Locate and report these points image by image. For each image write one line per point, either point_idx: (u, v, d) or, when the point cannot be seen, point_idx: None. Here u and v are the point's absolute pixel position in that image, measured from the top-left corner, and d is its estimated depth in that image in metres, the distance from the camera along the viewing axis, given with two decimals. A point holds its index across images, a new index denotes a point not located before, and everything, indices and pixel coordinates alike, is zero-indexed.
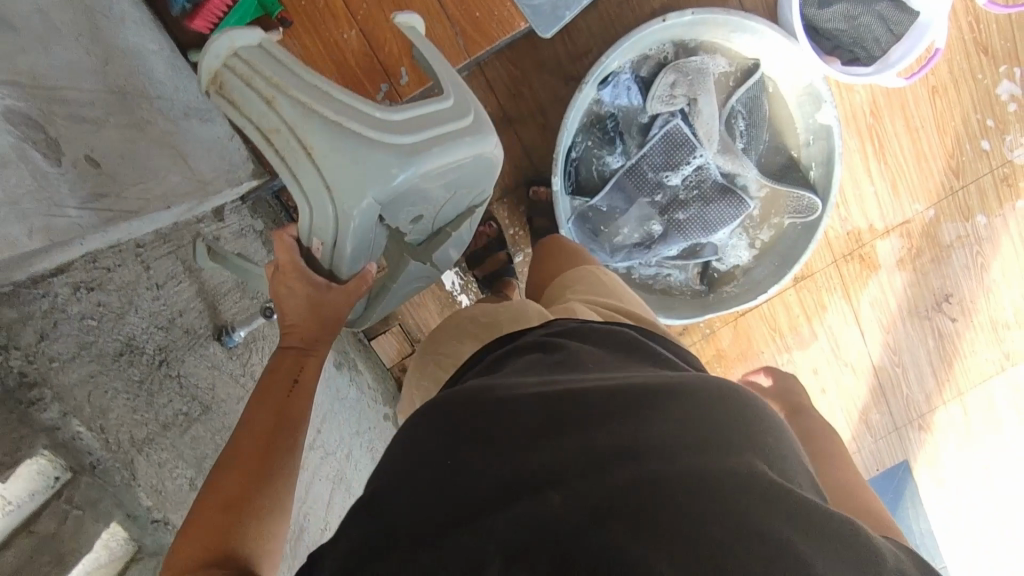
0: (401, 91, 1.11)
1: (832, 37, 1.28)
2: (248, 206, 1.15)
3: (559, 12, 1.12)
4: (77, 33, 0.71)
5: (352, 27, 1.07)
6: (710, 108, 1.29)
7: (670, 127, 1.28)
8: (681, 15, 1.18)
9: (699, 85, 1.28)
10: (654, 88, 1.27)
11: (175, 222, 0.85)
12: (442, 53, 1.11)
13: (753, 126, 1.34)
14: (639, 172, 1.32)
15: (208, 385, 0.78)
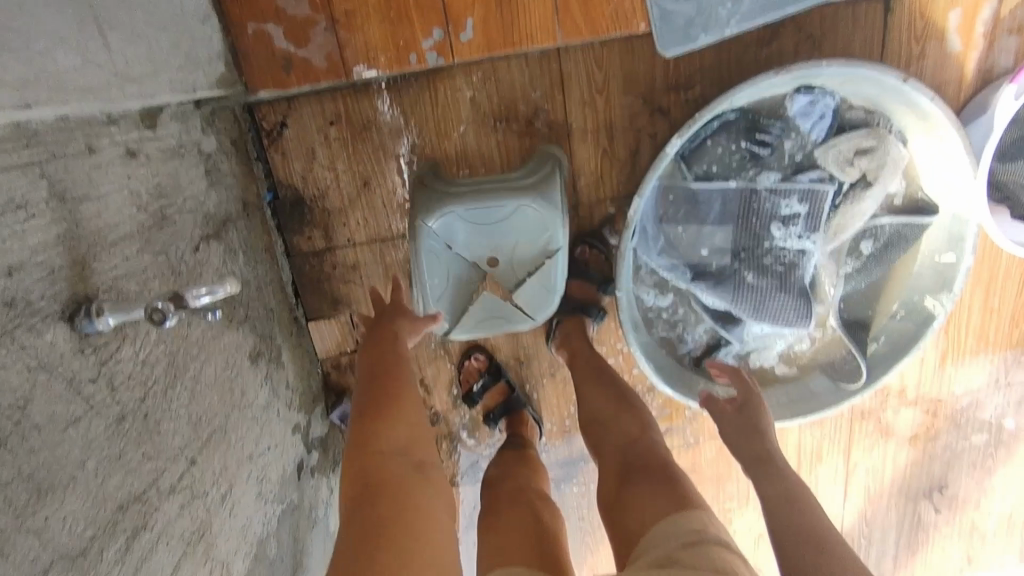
0: (456, 49, 0.82)
1: (1009, 191, 1.13)
2: (201, 116, 0.83)
3: (693, 32, 0.82)
4: None
5: None
6: (870, 203, 1.08)
7: (819, 188, 1.05)
8: (923, 92, 0.95)
9: (883, 172, 1.06)
10: (840, 138, 1.04)
11: (59, 118, 0.55)
12: (527, 22, 0.82)
13: (874, 256, 1.14)
14: (754, 203, 1.08)
15: (16, 400, 0.47)
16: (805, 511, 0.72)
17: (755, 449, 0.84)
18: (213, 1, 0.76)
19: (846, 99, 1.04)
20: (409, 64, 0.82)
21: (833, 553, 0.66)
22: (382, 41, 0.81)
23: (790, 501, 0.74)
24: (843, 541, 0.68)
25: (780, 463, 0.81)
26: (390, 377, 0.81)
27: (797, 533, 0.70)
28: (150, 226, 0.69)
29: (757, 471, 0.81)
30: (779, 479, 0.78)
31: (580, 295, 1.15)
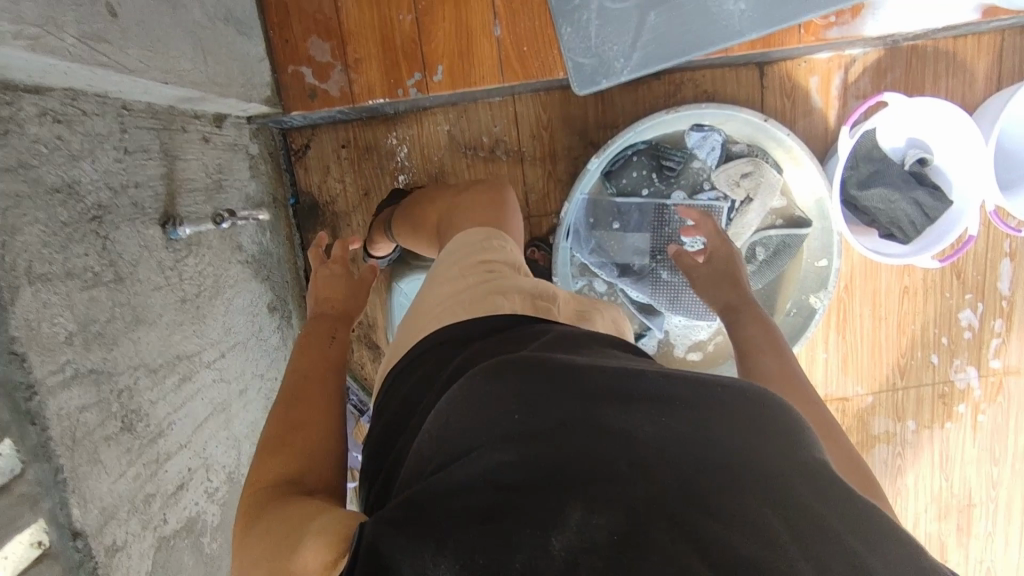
0: (431, 86, 1.16)
1: (870, 213, 1.42)
2: (250, 128, 1.18)
3: (598, 78, 1.17)
4: None
5: (409, 11, 1.13)
6: (756, 215, 1.39)
7: (714, 204, 1.37)
8: (780, 129, 1.27)
9: (761, 191, 1.37)
10: (728, 165, 1.36)
11: (169, 106, 0.89)
12: (480, 70, 1.16)
13: (766, 263, 1.43)
14: (665, 215, 1.39)
15: (131, 260, 0.77)
16: (783, 360, 0.91)
17: (740, 307, 1.03)
18: (267, 50, 1.13)
19: (731, 138, 1.38)
20: (397, 96, 1.16)
21: (799, 390, 0.87)
22: (379, 80, 1.15)
23: (773, 352, 0.93)
24: (804, 386, 0.88)
25: (757, 320, 0.99)
26: (312, 367, 0.87)
27: (769, 377, 0.90)
28: (212, 187, 1.01)
29: (738, 329, 0.99)
30: (759, 330, 0.97)
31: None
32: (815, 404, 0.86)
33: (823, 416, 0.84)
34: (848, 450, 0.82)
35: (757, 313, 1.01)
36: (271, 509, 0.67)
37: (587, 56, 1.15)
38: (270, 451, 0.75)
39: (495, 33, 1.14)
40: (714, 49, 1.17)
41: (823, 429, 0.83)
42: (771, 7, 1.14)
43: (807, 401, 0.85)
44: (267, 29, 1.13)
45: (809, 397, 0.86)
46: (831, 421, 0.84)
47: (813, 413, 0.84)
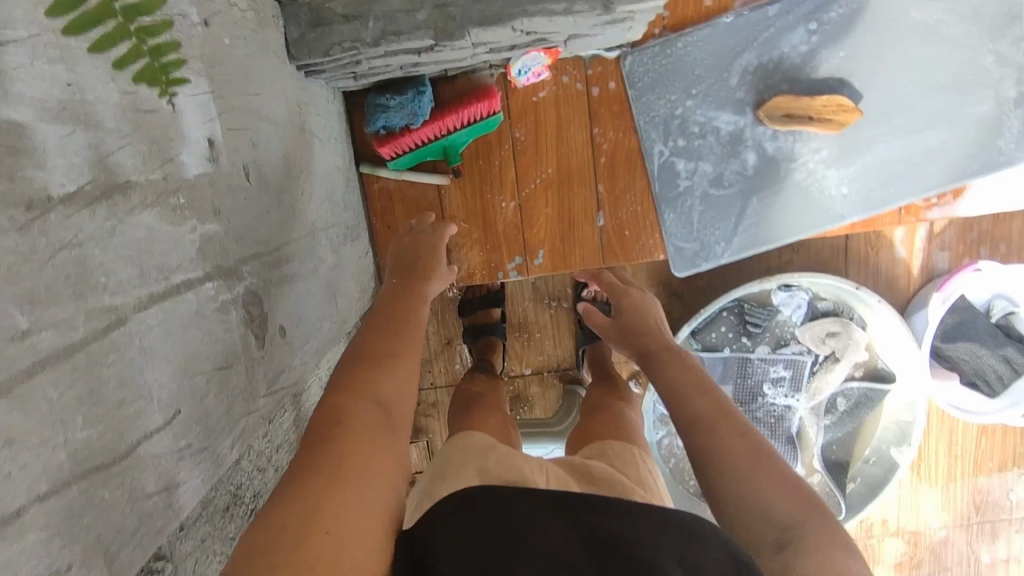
0: (531, 269, 1.16)
1: (954, 364, 1.42)
2: None
3: (697, 260, 1.16)
4: (294, 188, 0.76)
5: (512, 198, 1.12)
6: (839, 373, 1.38)
7: (798, 359, 1.37)
8: (872, 296, 1.27)
9: (849, 351, 1.36)
10: (814, 324, 1.36)
11: None
12: (581, 253, 1.15)
13: (847, 414, 1.43)
14: (747, 368, 1.39)
15: None
16: (735, 452, 0.68)
17: (676, 385, 0.79)
18: (370, 236, 1.13)
19: (818, 295, 1.37)
20: (496, 278, 1.16)
21: (751, 498, 0.64)
22: (479, 265, 1.16)
23: (723, 433, 0.70)
24: (736, 416, 0.72)
25: (701, 394, 0.76)
26: (393, 329, 0.72)
27: (725, 488, 0.66)
28: (325, 396, 1.01)
29: (681, 411, 0.75)
30: (707, 407, 0.74)
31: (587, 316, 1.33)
32: (794, 493, 0.64)
33: (792, 512, 0.62)
34: (832, 550, 0.59)
35: (698, 380, 0.79)
36: (337, 462, 0.55)
37: (688, 240, 1.15)
38: (366, 366, 0.66)
39: (599, 222, 1.13)
40: (816, 232, 1.16)
41: (777, 543, 0.60)
42: (875, 194, 1.14)
43: (758, 510, 0.63)
44: (370, 216, 1.13)
45: (737, 424, 0.71)
46: (801, 500, 0.63)
47: (759, 518, 0.62)
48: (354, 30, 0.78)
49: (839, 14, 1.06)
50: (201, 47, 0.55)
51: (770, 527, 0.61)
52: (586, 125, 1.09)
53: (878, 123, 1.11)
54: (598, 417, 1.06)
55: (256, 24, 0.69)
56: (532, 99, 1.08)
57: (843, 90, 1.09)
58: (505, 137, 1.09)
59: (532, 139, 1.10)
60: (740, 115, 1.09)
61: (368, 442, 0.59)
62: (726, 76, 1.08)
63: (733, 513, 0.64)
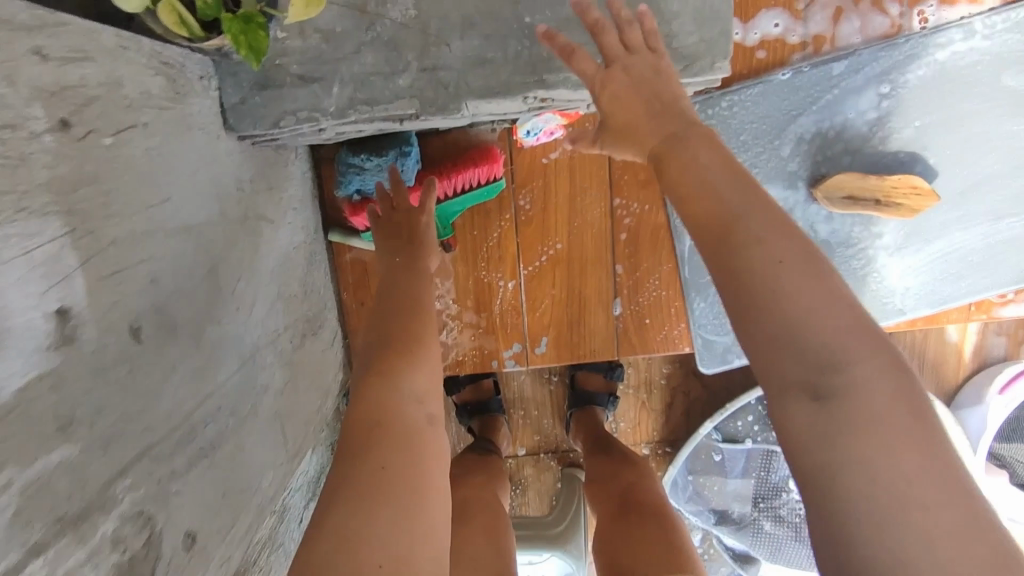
0: (532, 359, 0.96)
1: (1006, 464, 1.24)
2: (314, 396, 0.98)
3: (728, 355, 0.97)
4: (226, 311, 0.57)
5: (512, 277, 0.93)
6: None
7: None
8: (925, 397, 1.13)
9: None
10: None
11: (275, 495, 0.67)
12: (591, 342, 0.96)
13: None
14: (771, 461, 1.22)
15: None
16: (821, 318, 0.43)
17: (736, 204, 0.47)
18: (339, 316, 0.92)
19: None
20: (490, 368, 0.96)
21: (839, 351, 0.42)
22: (469, 352, 0.95)
23: (800, 290, 0.44)
24: (848, 311, 0.43)
25: (774, 218, 0.46)
26: (405, 325, 0.62)
27: (800, 332, 0.43)
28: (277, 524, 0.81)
29: (732, 257, 0.46)
30: (794, 250, 0.45)
31: (591, 386, 1.16)
32: (897, 384, 0.41)
33: (896, 452, 0.39)
34: (928, 463, 0.39)
35: (763, 207, 0.47)
36: (387, 473, 0.49)
37: (719, 332, 0.96)
38: (391, 366, 0.57)
39: (616, 311, 0.95)
40: None
41: (868, 441, 0.40)
42: (940, 288, 0.97)
43: (824, 373, 0.42)
44: (340, 291, 0.92)
45: (841, 325, 0.43)
46: (907, 414, 0.41)
47: (826, 406, 0.41)
48: (312, 96, 0.58)
49: (917, 75, 0.88)
50: (54, 172, 0.36)
51: (857, 440, 0.40)
52: (606, 196, 0.90)
53: (952, 205, 0.94)
54: (620, 507, 0.86)
55: (172, 99, 0.50)
56: (542, 161, 0.88)
57: (914, 165, 0.91)
58: (506, 205, 0.89)
59: (540, 209, 0.90)
60: (791, 190, 0.91)
61: (412, 448, 0.51)
62: (777, 143, 0.90)
63: (808, 404, 0.42)
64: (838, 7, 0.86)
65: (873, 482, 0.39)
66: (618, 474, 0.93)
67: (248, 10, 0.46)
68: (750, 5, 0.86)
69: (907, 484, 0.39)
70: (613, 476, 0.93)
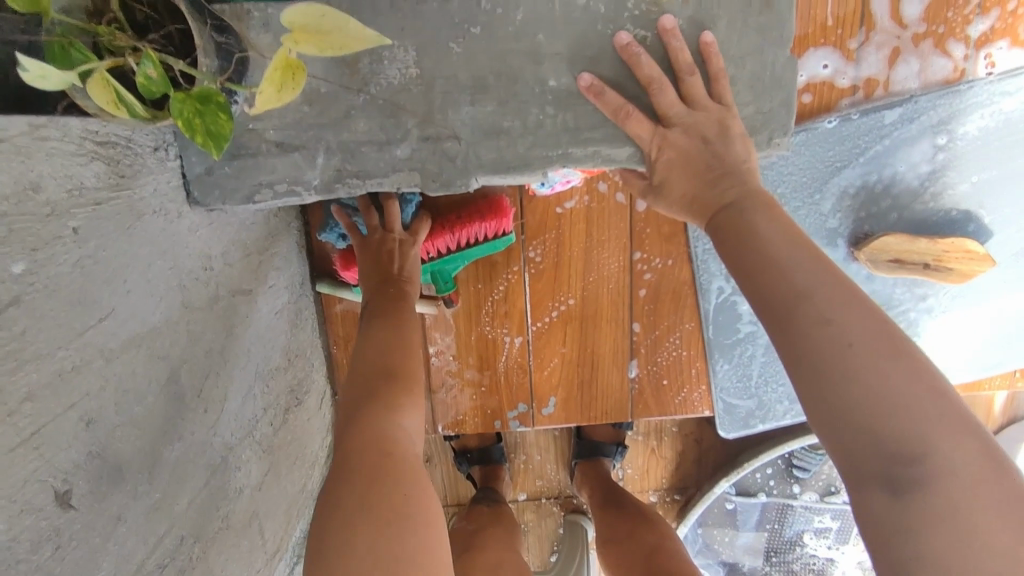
0: (538, 420, 0.87)
1: None
2: None
3: (750, 421, 0.89)
4: (201, 417, 0.49)
5: (520, 333, 0.84)
6: None
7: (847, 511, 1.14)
8: None
9: None
10: None
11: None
12: (601, 404, 0.87)
13: None
14: (788, 517, 1.14)
15: None
16: (897, 412, 0.38)
17: (799, 280, 0.43)
18: (327, 372, 0.83)
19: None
20: (493, 428, 0.88)
21: (920, 441, 0.37)
22: (470, 411, 0.87)
23: (874, 377, 0.39)
24: (925, 388, 0.39)
25: (843, 294, 0.42)
26: (386, 365, 0.56)
27: (872, 416, 0.39)
28: None
29: (797, 341, 0.42)
30: (865, 333, 0.40)
31: (596, 438, 1.07)
32: (982, 469, 0.37)
33: (991, 557, 0.35)
34: None
35: (832, 281, 0.43)
36: (383, 502, 0.45)
37: (743, 396, 0.88)
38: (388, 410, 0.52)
39: (631, 374, 0.86)
40: None
41: (955, 546, 0.35)
42: (987, 354, 0.88)
43: (900, 464, 0.38)
44: (328, 345, 0.83)
45: (923, 400, 0.38)
46: (996, 517, 0.36)
47: (901, 500, 0.37)
48: (293, 166, 0.49)
49: (977, 127, 0.80)
50: None
51: (943, 541, 0.36)
52: (625, 249, 0.81)
53: (1005, 267, 0.85)
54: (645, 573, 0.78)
55: (119, 185, 0.41)
56: (555, 211, 0.80)
57: (966, 224, 0.83)
58: (513, 257, 0.81)
59: (552, 262, 0.81)
60: (830, 247, 0.83)
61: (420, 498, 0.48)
62: (817, 196, 0.82)
63: (882, 498, 0.38)
64: (895, 47, 0.78)
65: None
66: (636, 535, 0.85)
67: (206, 87, 0.37)
68: (796, 45, 0.77)
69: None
70: (630, 534, 0.86)
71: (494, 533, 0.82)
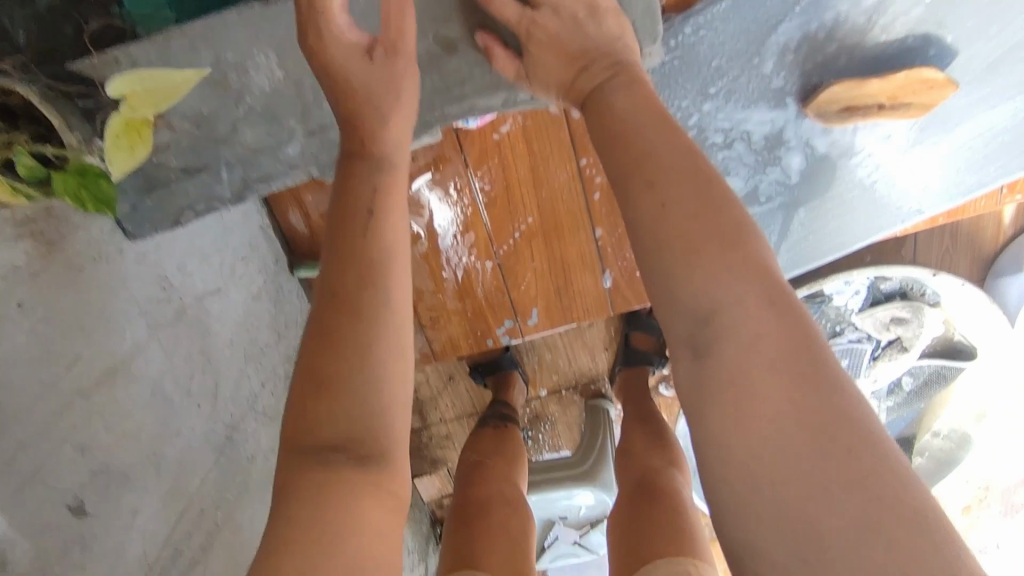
0: (525, 330, 0.94)
1: None
2: None
3: None
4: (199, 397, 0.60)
5: (489, 260, 0.88)
6: (906, 358, 1.19)
7: (854, 347, 1.19)
8: (953, 280, 1.10)
9: (918, 337, 1.17)
10: (877, 310, 1.15)
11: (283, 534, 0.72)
12: (583, 305, 0.93)
13: (916, 395, 1.25)
14: None
15: None
16: (708, 271, 0.41)
17: (644, 145, 0.46)
18: None
19: (882, 277, 1.12)
20: (487, 346, 0.95)
21: (720, 300, 0.41)
22: (462, 336, 0.95)
23: (693, 240, 0.42)
24: (728, 241, 0.42)
25: (676, 156, 0.46)
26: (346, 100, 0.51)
27: (680, 278, 0.42)
28: None
29: (631, 204, 0.46)
30: (686, 191, 0.44)
31: (642, 347, 1.14)
32: (772, 321, 0.40)
33: (755, 389, 0.38)
34: (789, 412, 0.37)
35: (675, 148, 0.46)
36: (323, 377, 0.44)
37: None
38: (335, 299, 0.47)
39: (606, 283, 0.91)
40: (878, 238, 0.92)
41: (740, 413, 0.38)
42: (963, 175, 0.86)
43: (702, 324, 0.41)
44: None
45: (721, 253, 0.42)
46: (786, 380, 0.38)
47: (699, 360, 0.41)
48: (203, 185, 0.56)
49: None
50: None
51: (728, 393, 0.39)
52: (570, 158, 0.81)
53: (978, 85, 0.77)
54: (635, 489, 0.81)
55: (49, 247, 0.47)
56: (493, 137, 0.79)
57: (927, 50, 0.74)
58: (463, 192, 0.83)
59: (501, 188, 0.83)
60: (779, 110, 0.79)
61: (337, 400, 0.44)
62: (756, 61, 0.74)
63: (689, 359, 0.42)
64: None
65: (735, 443, 0.38)
66: (642, 455, 0.87)
67: (81, 161, 0.45)
68: None
69: (770, 445, 0.37)
70: (636, 455, 0.88)
71: (493, 466, 0.89)
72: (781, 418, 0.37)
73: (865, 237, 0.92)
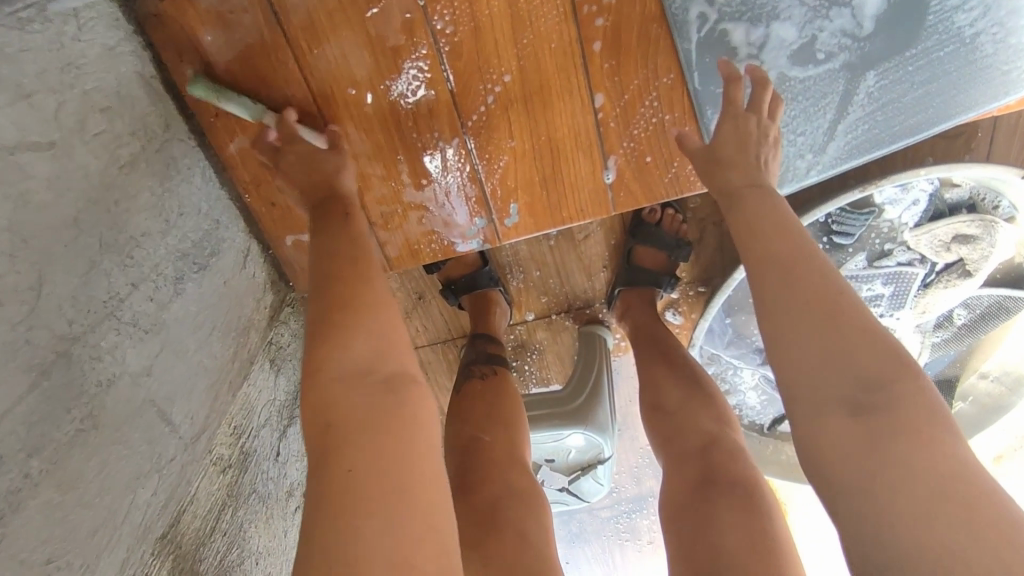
0: (503, 232, 0.75)
1: None
2: (289, 309, 0.83)
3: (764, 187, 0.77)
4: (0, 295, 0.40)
5: (455, 136, 0.68)
6: (966, 285, 0.99)
7: (904, 271, 0.99)
8: None
9: (985, 260, 0.96)
10: (937, 226, 0.94)
11: (165, 478, 0.54)
12: (579, 201, 0.73)
13: (969, 329, 1.06)
14: None
15: None
16: (836, 351, 0.45)
17: (764, 233, 0.51)
18: (251, 226, 0.73)
19: (948, 181, 0.92)
20: (455, 253, 0.77)
21: (867, 369, 0.44)
22: (423, 239, 0.76)
23: (833, 320, 0.45)
24: (862, 334, 0.45)
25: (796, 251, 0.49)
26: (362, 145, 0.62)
27: (824, 349, 0.45)
28: (238, 474, 0.70)
29: (766, 290, 0.49)
30: (819, 283, 0.47)
31: (649, 265, 0.95)
32: (910, 390, 0.43)
33: (913, 444, 0.41)
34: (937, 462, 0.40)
35: (799, 255, 0.49)
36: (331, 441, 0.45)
37: None
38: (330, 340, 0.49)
39: (608, 177, 0.71)
40: (967, 119, 0.70)
41: (912, 473, 0.40)
42: None
43: (858, 383, 0.43)
44: (240, 194, 0.71)
45: (855, 325, 0.45)
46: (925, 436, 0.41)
47: (863, 420, 0.42)
48: None
49: None
50: None
51: (880, 459, 0.41)
52: None
53: None
54: (701, 478, 0.62)
55: None
56: None
57: None
58: (415, 33, 0.61)
59: (469, 33, 0.62)
60: None
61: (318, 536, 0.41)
62: None
63: (845, 418, 0.43)
64: None
65: (873, 503, 0.40)
66: (688, 419, 0.70)
67: None
68: None
69: (904, 500, 0.39)
70: (684, 420, 0.70)
71: (492, 446, 0.65)
72: (924, 461, 0.40)
73: (949, 119, 0.70)
